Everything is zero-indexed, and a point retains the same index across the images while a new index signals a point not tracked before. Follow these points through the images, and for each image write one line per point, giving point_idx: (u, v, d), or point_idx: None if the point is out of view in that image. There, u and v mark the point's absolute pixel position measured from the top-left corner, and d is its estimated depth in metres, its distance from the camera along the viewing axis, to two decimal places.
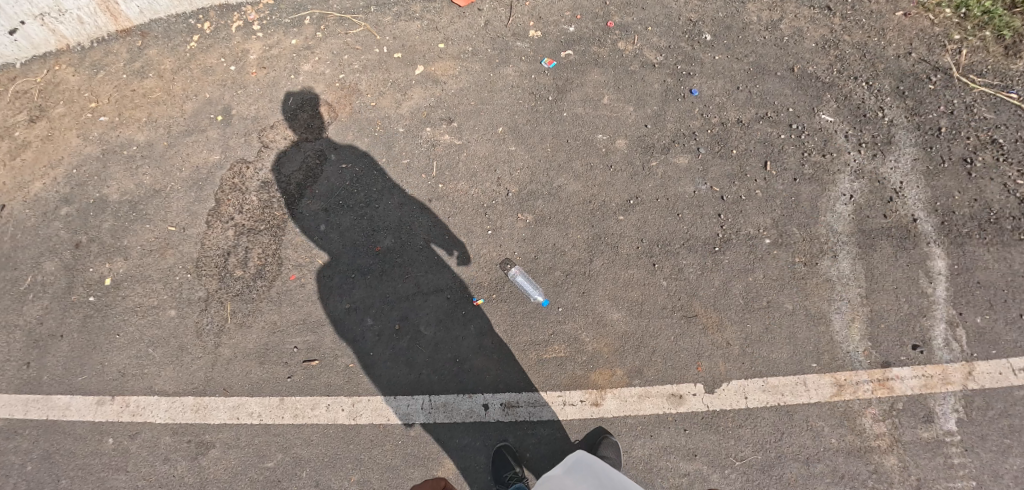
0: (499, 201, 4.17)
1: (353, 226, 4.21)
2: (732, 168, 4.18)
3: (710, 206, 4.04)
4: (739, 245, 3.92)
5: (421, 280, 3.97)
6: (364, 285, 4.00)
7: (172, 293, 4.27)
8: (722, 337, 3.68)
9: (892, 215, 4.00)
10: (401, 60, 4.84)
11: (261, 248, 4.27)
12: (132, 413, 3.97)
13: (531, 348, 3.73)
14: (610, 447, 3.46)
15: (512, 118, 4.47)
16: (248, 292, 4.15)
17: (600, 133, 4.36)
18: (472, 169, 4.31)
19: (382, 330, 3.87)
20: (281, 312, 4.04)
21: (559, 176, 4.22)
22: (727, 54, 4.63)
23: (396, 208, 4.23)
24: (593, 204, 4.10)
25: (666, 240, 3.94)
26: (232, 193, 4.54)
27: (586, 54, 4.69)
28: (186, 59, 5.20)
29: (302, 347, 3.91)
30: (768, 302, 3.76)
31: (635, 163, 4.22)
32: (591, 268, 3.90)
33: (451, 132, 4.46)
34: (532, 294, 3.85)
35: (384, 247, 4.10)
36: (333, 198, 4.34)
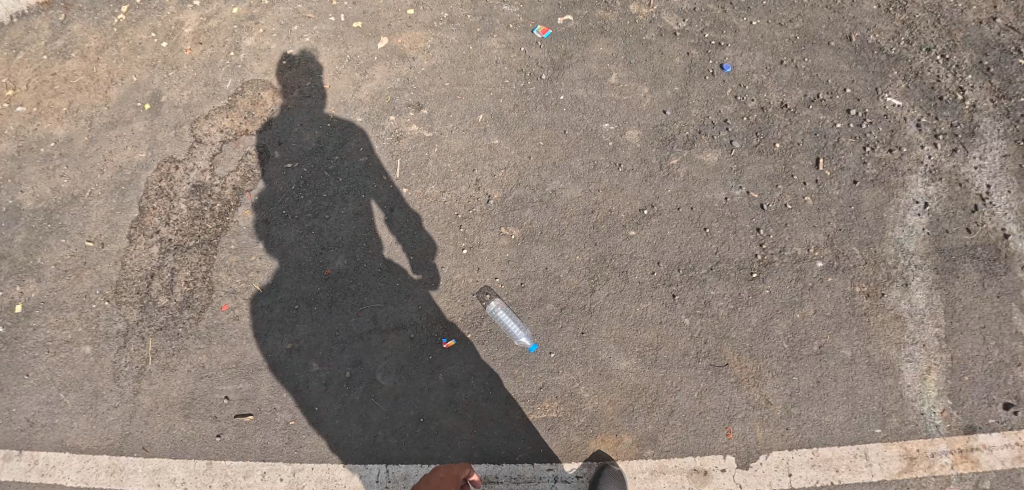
0: (478, 211, 3.29)
1: (297, 243, 3.37)
2: (775, 166, 3.33)
3: (747, 219, 3.18)
4: (783, 270, 3.08)
5: (379, 314, 3.12)
6: (309, 320, 3.18)
7: (88, 326, 3.46)
8: (760, 395, 2.87)
9: (977, 230, 3.14)
10: (361, 32, 3.93)
11: (189, 269, 3.49)
12: (42, 472, 3.21)
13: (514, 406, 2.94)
14: (614, 481, 2.78)
15: (495, 103, 3.54)
16: (174, 325, 3.40)
17: (606, 121, 3.43)
18: (445, 168, 3.40)
19: (331, 378, 3.05)
20: (210, 353, 3.27)
21: (553, 178, 3.32)
22: (767, 18, 3.72)
23: (350, 218, 3.36)
24: (596, 215, 3.23)
25: (690, 263, 3.10)
26: (159, 199, 3.73)
27: (589, 20, 3.75)
28: (114, 35, 4.31)
29: (235, 397, 3.15)
30: (820, 348, 2.95)
31: (651, 161, 3.32)
32: (593, 300, 3.06)
33: (420, 121, 3.54)
34: (518, 335, 3.03)
35: (334, 270, 3.26)
36: (274, 206, 3.51)
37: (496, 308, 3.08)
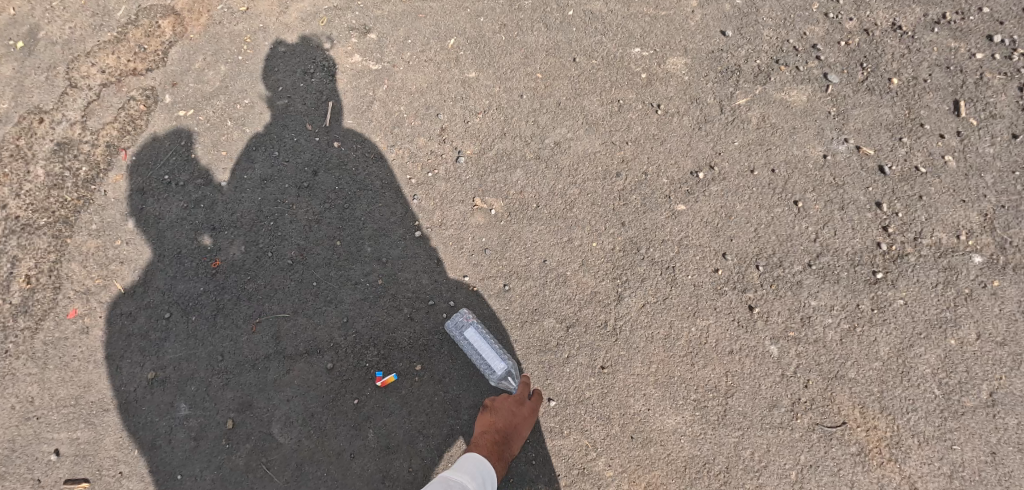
0: (442, 175, 2.18)
1: (178, 221, 2.28)
2: (895, 111, 2.19)
3: (860, 190, 2.06)
4: (923, 269, 1.95)
5: (284, 330, 2.03)
6: (181, 337, 2.09)
7: None
8: (900, 476, 1.76)
9: None
10: None
11: (35, 258, 2.32)
12: None
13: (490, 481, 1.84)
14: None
15: (473, 22, 2.43)
16: (6, 339, 2.21)
17: (637, 45, 2.31)
18: (396, 113, 2.31)
19: (205, 429, 1.96)
20: (44, 382, 2.14)
21: (559, 126, 2.21)
22: None
23: (255, 186, 2.27)
24: (624, 181, 2.10)
25: (774, 255, 1.98)
26: (13, 160, 2.48)
27: None
28: None
29: (68, 451, 2.06)
30: (992, 398, 1.81)
31: (707, 102, 2.20)
32: (618, 314, 1.95)
33: (365, 50, 2.46)
34: (492, 368, 1.87)
35: (224, 262, 2.17)
36: (154, 167, 2.42)
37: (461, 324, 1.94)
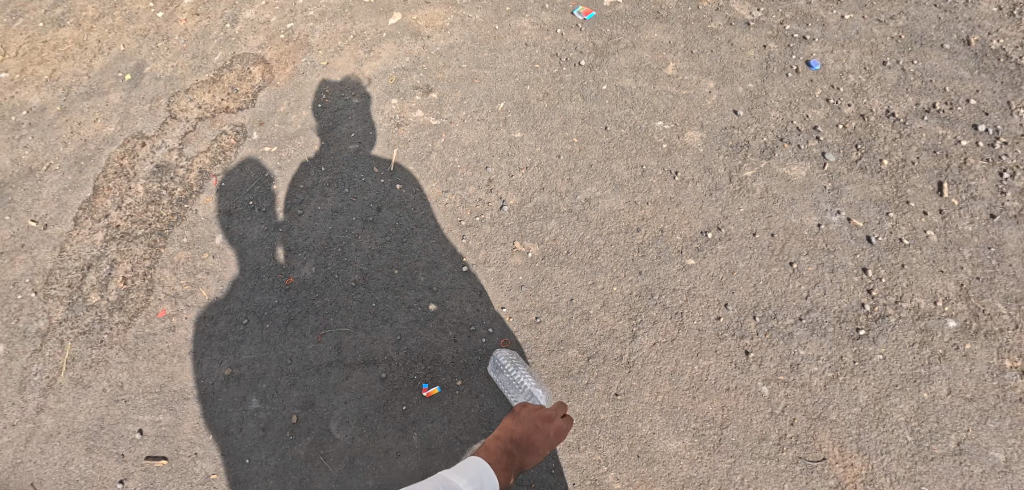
0: (488, 219, 2.55)
1: (260, 242, 2.68)
2: (883, 190, 2.52)
3: (848, 256, 2.37)
4: (900, 329, 2.23)
5: (345, 343, 2.37)
6: (257, 341, 2.46)
7: (6, 321, 2.79)
8: None
9: None
10: (372, 7, 3.37)
11: (131, 263, 2.83)
12: None
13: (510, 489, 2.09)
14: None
15: (520, 90, 2.86)
16: (100, 329, 2.70)
17: (660, 119, 2.70)
18: (451, 163, 2.71)
19: (271, 422, 2.28)
20: (133, 370, 2.54)
21: (588, 184, 2.58)
22: (863, 13, 3.17)
23: (326, 218, 2.66)
24: (641, 235, 2.45)
25: (769, 309, 2.28)
26: (116, 179, 3.14)
27: (643, 3, 3.12)
28: (111, 6, 4.06)
29: (149, 431, 2.40)
30: (960, 447, 2.04)
31: (718, 171, 2.56)
32: (633, 350, 2.25)
33: (427, 107, 2.90)
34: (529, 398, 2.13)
35: (298, 280, 2.55)
36: (241, 196, 2.85)
37: (501, 358, 2.23)
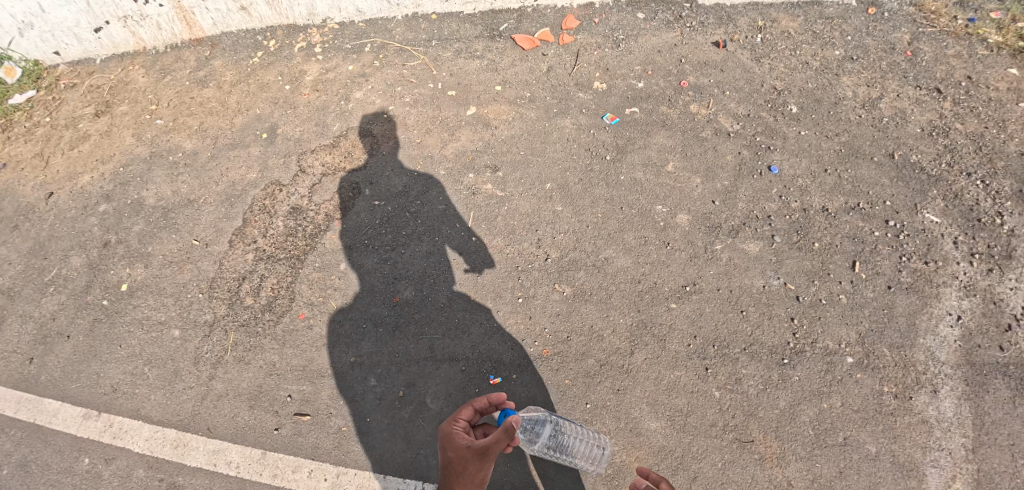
0: (536, 266, 3.73)
1: (374, 270, 3.81)
2: (812, 263, 3.61)
3: (782, 308, 3.47)
4: (813, 360, 3.31)
5: (436, 345, 3.51)
6: (373, 339, 3.57)
7: (180, 312, 3.88)
8: (783, 476, 3.03)
9: (1011, 350, 3.29)
10: (454, 99, 4.54)
11: (276, 278, 3.86)
12: (113, 435, 3.57)
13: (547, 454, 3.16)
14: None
15: (563, 175, 4.07)
16: (254, 324, 3.72)
17: (660, 204, 3.91)
18: (511, 225, 3.90)
19: (384, 394, 3.39)
20: (282, 354, 3.60)
21: (607, 247, 3.77)
22: (816, 130, 4.12)
23: (422, 257, 3.82)
24: (641, 285, 3.60)
25: (724, 342, 3.38)
26: (260, 214, 4.14)
27: (653, 113, 4.30)
28: (246, 74, 5.00)
29: (296, 397, 3.46)
30: (844, 440, 3.11)
31: (697, 244, 3.72)
32: (631, 362, 3.36)
33: (495, 182, 4.08)
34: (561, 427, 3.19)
35: (402, 299, 3.68)
36: (359, 235, 3.95)
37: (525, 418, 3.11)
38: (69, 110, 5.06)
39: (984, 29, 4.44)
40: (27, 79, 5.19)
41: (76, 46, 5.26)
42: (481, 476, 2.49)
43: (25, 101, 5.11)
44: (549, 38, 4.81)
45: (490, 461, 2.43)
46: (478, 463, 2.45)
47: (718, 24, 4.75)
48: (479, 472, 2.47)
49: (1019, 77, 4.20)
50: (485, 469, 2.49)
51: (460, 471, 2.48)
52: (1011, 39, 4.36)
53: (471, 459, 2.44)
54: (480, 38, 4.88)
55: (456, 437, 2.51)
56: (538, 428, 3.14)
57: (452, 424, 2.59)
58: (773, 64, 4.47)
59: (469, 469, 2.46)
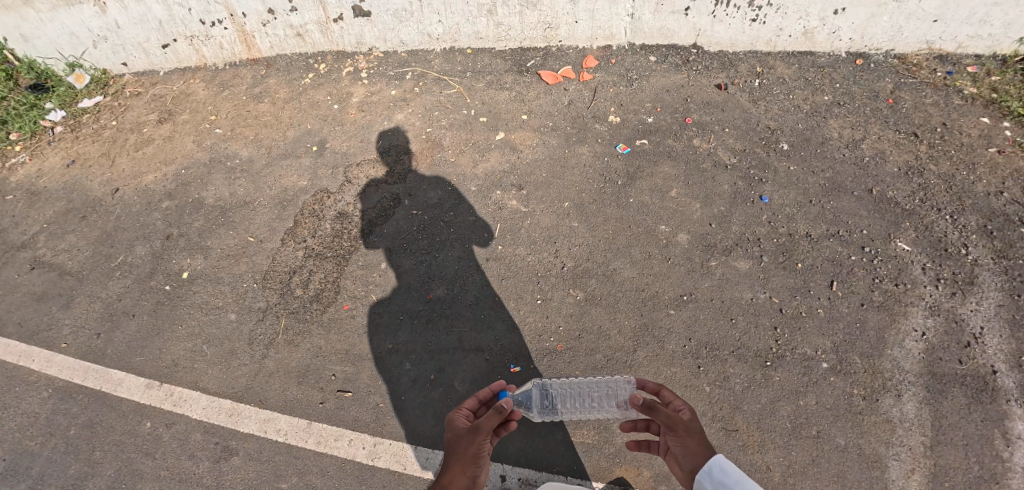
0: (553, 273, 4.26)
1: (411, 270, 4.32)
2: (795, 281, 4.13)
3: (766, 318, 4.00)
4: (792, 364, 3.83)
5: (465, 336, 4.01)
6: (410, 329, 4.06)
7: (236, 298, 4.27)
8: (762, 461, 3.55)
9: (968, 362, 3.77)
10: (485, 124, 5.13)
11: (324, 273, 4.32)
12: (174, 402, 3.90)
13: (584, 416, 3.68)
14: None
15: (580, 196, 4.64)
16: (303, 311, 4.17)
17: (664, 224, 4.45)
18: (533, 237, 4.45)
19: (418, 377, 3.88)
20: (328, 339, 4.06)
21: (616, 259, 4.30)
22: (803, 166, 4.67)
23: (454, 260, 4.35)
24: (645, 293, 4.15)
25: (715, 344, 3.92)
26: (310, 217, 4.62)
27: (661, 145, 4.88)
28: (298, 92, 5.48)
29: (339, 376, 3.93)
30: (817, 433, 3.61)
31: (695, 260, 4.27)
32: (633, 358, 3.90)
33: (519, 199, 4.64)
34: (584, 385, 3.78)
35: (435, 296, 4.19)
36: (398, 239, 4.47)
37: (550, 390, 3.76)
38: (134, 115, 5.40)
39: (960, 80, 5.03)
40: (95, 86, 5.59)
41: (142, 59, 5.63)
42: (474, 452, 2.67)
43: (92, 105, 5.47)
44: (571, 75, 5.43)
45: (481, 435, 2.68)
46: (471, 437, 2.69)
47: (721, 69, 5.35)
48: (471, 446, 2.68)
49: (988, 125, 4.73)
50: (478, 445, 2.70)
51: (457, 446, 2.70)
52: (985, 90, 4.93)
53: (465, 433, 2.71)
54: (509, 72, 5.49)
55: (456, 418, 2.85)
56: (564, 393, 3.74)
57: (457, 412, 2.94)
58: (768, 107, 5.06)
59: (464, 443, 2.69)
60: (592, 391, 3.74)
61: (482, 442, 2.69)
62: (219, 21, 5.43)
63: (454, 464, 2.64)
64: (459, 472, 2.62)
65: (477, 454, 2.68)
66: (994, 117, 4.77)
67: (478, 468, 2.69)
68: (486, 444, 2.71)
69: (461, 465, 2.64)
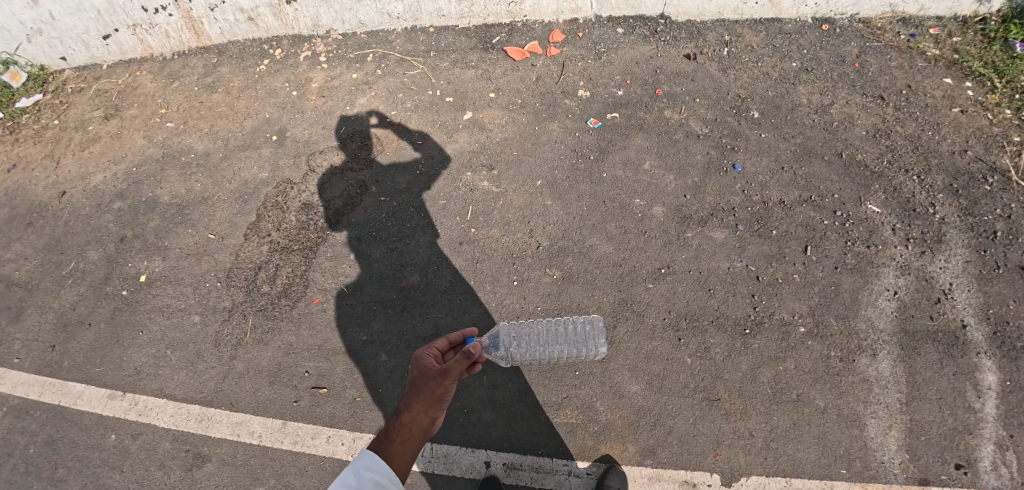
0: (528, 253, 4.18)
1: (382, 259, 4.19)
2: (771, 248, 4.12)
3: (744, 286, 3.99)
4: (770, 330, 3.83)
5: (440, 323, 3.92)
6: (383, 319, 3.95)
7: (199, 299, 4.09)
8: (744, 427, 3.56)
9: (939, 318, 3.81)
10: (451, 104, 4.98)
11: (291, 267, 4.17)
12: (139, 412, 3.74)
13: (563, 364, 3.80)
14: (617, 477, 3.44)
15: (552, 173, 4.54)
16: (271, 309, 4.02)
17: (638, 198, 4.39)
18: (506, 218, 4.35)
19: (395, 368, 3.78)
20: (299, 335, 3.93)
21: (591, 236, 4.24)
22: (774, 133, 4.64)
23: (426, 247, 4.23)
24: (622, 268, 4.10)
25: (694, 315, 3.90)
26: (273, 210, 4.43)
27: (632, 118, 4.80)
28: (253, 80, 5.25)
29: (313, 372, 3.81)
30: (798, 396, 3.62)
31: (670, 232, 4.22)
32: (612, 334, 3.86)
33: (490, 180, 4.53)
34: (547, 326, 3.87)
35: (409, 284, 4.07)
36: (367, 228, 4.32)
37: (512, 334, 3.80)
38: (78, 113, 5.10)
39: (924, 43, 5.01)
40: (33, 84, 5.26)
41: (83, 53, 5.32)
42: (440, 394, 2.63)
43: (31, 105, 5.15)
44: (538, 50, 5.29)
45: (450, 377, 2.63)
46: (439, 377, 2.64)
47: (689, 39, 5.27)
48: (438, 387, 2.63)
49: (951, 86, 4.74)
50: (445, 387, 2.65)
51: (424, 385, 2.64)
52: (947, 52, 4.92)
53: (434, 373, 2.65)
54: (474, 50, 5.33)
55: (425, 357, 2.80)
56: (527, 333, 3.83)
57: (426, 350, 2.90)
58: (737, 75, 5.00)
59: (431, 382, 2.64)
60: (563, 334, 3.84)
61: (450, 384, 2.64)
62: (162, 7, 5.15)
63: (417, 403, 2.58)
64: (422, 411, 2.57)
65: (442, 396, 2.63)
66: (957, 77, 4.78)
67: (440, 409, 2.65)
68: (453, 387, 2.67)
69: (425, 404, 2.59)
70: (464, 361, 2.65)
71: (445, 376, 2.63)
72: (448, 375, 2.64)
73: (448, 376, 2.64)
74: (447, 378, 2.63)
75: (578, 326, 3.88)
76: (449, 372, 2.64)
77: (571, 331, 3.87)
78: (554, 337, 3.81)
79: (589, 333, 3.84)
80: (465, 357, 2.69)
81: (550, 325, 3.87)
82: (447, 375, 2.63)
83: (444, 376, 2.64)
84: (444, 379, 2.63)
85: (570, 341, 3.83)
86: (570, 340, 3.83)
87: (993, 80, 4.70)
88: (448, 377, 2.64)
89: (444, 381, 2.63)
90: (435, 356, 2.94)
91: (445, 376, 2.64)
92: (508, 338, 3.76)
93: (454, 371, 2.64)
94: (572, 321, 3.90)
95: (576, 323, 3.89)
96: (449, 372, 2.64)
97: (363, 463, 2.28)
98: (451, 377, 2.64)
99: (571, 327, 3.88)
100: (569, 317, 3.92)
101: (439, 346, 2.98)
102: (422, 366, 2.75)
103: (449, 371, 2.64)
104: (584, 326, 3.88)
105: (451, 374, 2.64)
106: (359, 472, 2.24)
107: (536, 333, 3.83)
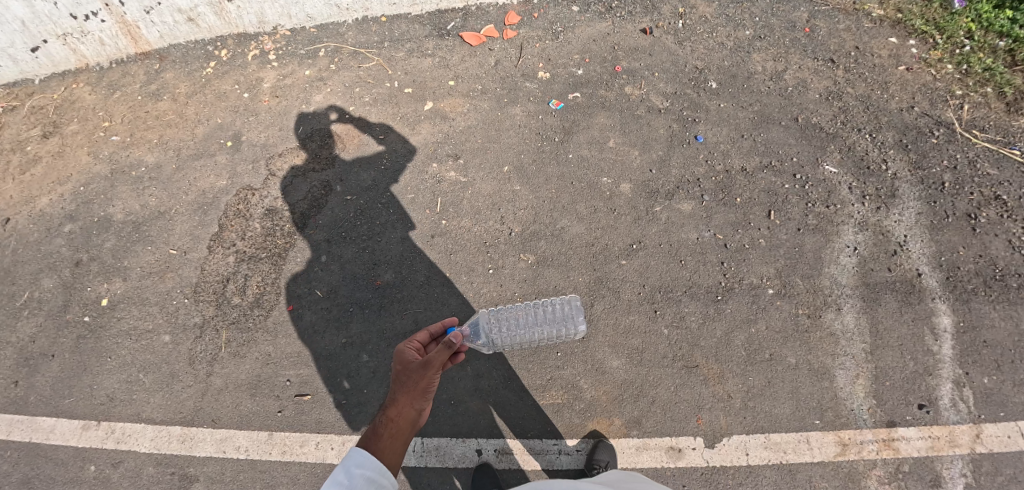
0: (502, 240, 4.18)
1: (354, 259, 4.12)
2: (736, 216, 4.22)
3: (714, 255, 4.09)
4: (742, 295, 3.95)
5: (420, 317, 3.91)
6: (361, 320, 3.91)
7: (168, 318, 3.97)
8: (723, 390, 3.69)
9: (897, 269, 3.99)
10: (411, 95, 4.88)
11: (260, 276, 4.07)
12: (117, 440, 3.64)
13: (544, 347, 3.82)
14: (606, 451, 3.55)
15: (518, 158, 4.53)
16: (245, 321, 3.93)
17: (605, 176, 4.42)
18: (476, 207, 4.33)
19: (378, 367, 3.77)
20: (276, 344, 3.86)
21: (562, 218, 4.26)
22: (732, 102, 4.72)
23: (398, 242, 4.19)
24: (595, 247, 4.14)
25: (668, 287, 3.99)
26: (235, 219, 4.30)
27: (594, 97, 4.80)
28: (201, 85, 5.03)
29: (295, 380, 3.76)
30: (771, 356, 3.77)
31: (640, 208, 4.28)
32: (590, 312, 3.91)
33: (457, 170, 4.49)
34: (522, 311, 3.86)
35: (384, 282, 4.03)
36: (335, 229, 4.24)
37: (490, 319, 3.75)
38: (13, 133, 4.80)
39: (869, 4, 5.12)
40: None
41: (10, 68, 4.97)
42: (424, 385, 2.66)
43: None
44: (495, 34, 5.21)
45: (433, 367, 2.67)
46: (422, 369, 2.67)
47: (644, 12, 5.26)
48: (422, 379, 2.66)
49: (896, 45, 4.89)
50: (429, 379, 2.68)
51: (407, 378, 2.66)
52: (891, 11, 5.04)
53: (417, 365, 2.69)
54: (430, 38, 5.22)
55: (407, 351, 2.82)
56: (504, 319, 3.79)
57: (406, 345, 2.91)
58: (694, 47, 5.04)
59: (414, 375, 2.67)
60: (541, 316, 3.82)
61: (433, 375, 2.67)
62: (93, 13, 4.87)
63: (401, 396, 2.60)
64: (406, 404, 2.57)
65: (426, 387, 2.65)
66: (902, 36, 4.93)
67: (426, 402, 2.66)
68: (436, 377, 2.71)
69: (409, 397, 2.60)
70: (446, 350, 2.72)
71: (428, 367, 2.67)
72: (430, 364, 2.68)
73: (431, 366, 2.68)
74: (431, 368, 2.68)
75: (556, 307, 3.87)
76: (431, 362, 2.68)
77: (549, 312, 3.84)
78: (533, 319, 3.78)
79: (567, 311, 3.83)
80: (446, 348, 2.74)
81: (525, 311, 3.85)
82: (430, 364, 2.68)
83: (428, 366, 2.68)
84: (428, 368, 2.67)
85: (549, 322, 3.80)
86: (547, 324, 3.78)
87: (935, 37, 4.86)
88: (431, 367, 2.68)
89: (428, 370, 2.67)
90: (417, 349, 2.94)
91: (429, 368, 2.68)
92: (486, 323, 3.70)
93: (435, 359, 2.69)
94: (548, 303, 3.89)
95: (554, 304, 3.88)
96: (431, 361, 2.68)
97: (353, 461, 2.24)
98: (435, 367, 2.69)
99: (549, 309, 3.86)
100: (545, 300, 3.92)
101: (420, 339, 2.98)
102: (404, 360, 2.77)
103: (431, 361, 2.69)
104: (562, 307, 3.87)
105: (433, 364, 2.68)
106: (350, 469, 2.20)
107: (516, 318, 3.80)
